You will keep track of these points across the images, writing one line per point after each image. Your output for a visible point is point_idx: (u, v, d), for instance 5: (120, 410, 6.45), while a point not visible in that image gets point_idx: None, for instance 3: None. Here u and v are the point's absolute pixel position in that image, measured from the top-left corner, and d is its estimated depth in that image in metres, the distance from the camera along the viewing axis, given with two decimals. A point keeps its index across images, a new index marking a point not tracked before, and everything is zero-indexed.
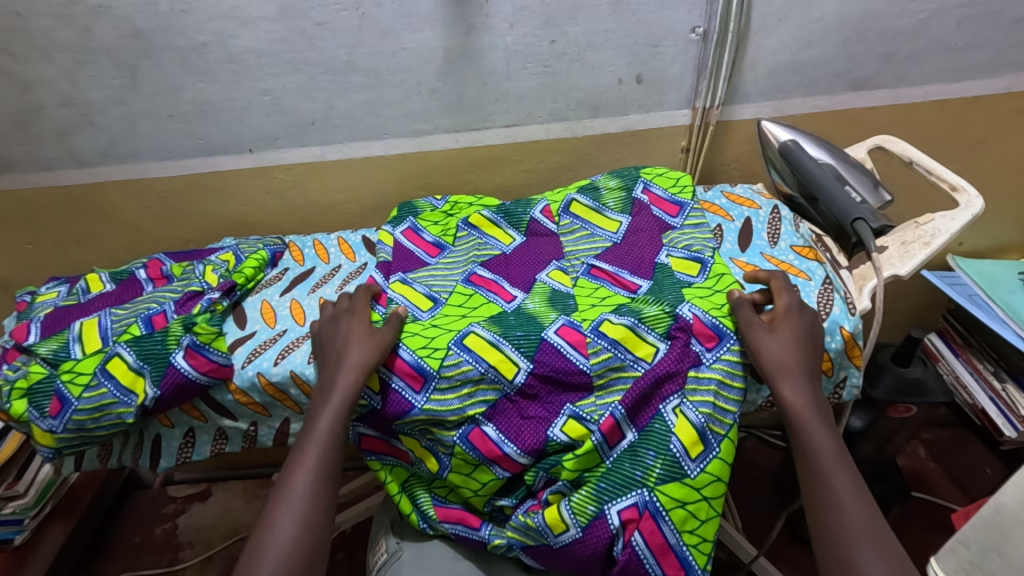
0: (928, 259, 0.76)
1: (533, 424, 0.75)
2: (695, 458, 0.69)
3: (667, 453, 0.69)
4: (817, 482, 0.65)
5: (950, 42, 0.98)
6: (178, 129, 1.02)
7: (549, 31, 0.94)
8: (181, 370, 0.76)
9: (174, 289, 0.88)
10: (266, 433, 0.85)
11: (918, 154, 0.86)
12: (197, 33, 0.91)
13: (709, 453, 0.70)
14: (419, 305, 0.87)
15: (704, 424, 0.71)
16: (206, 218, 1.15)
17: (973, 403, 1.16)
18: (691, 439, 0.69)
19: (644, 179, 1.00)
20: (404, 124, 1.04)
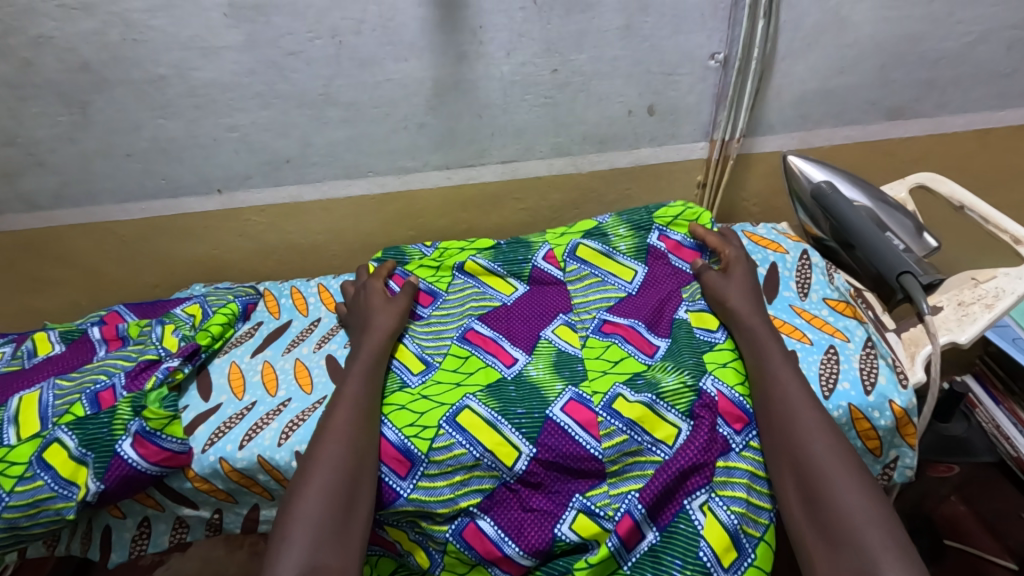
0: (991, 325, 0.66)
1: (536, 519, 0.65)
2: (727, 567, 0.60)
3: (696, 562, 0.59)
4: (789, 429, 0.62)
5: (999, 68, 0.88)
6: (138, 168, 0.92)
7: (551, 60, 0.84)
8: (127, 461, 0.66)
9: (127, 356, 0.78)
10: (232, 521, 0.75)
11: (969, 197, 0.77)
12: (155, 66, 0.82)
13: (743, 561, 0.61)
14: (411, 368, 0.77)
15: (738, 526, 0.62)
16: (174, 262, 1.05)
17: (1017, 456, 1.06)
18: (723, 545, 0.60)
19: (660, 225, 0.89)
20: (390, 161, 0.94)
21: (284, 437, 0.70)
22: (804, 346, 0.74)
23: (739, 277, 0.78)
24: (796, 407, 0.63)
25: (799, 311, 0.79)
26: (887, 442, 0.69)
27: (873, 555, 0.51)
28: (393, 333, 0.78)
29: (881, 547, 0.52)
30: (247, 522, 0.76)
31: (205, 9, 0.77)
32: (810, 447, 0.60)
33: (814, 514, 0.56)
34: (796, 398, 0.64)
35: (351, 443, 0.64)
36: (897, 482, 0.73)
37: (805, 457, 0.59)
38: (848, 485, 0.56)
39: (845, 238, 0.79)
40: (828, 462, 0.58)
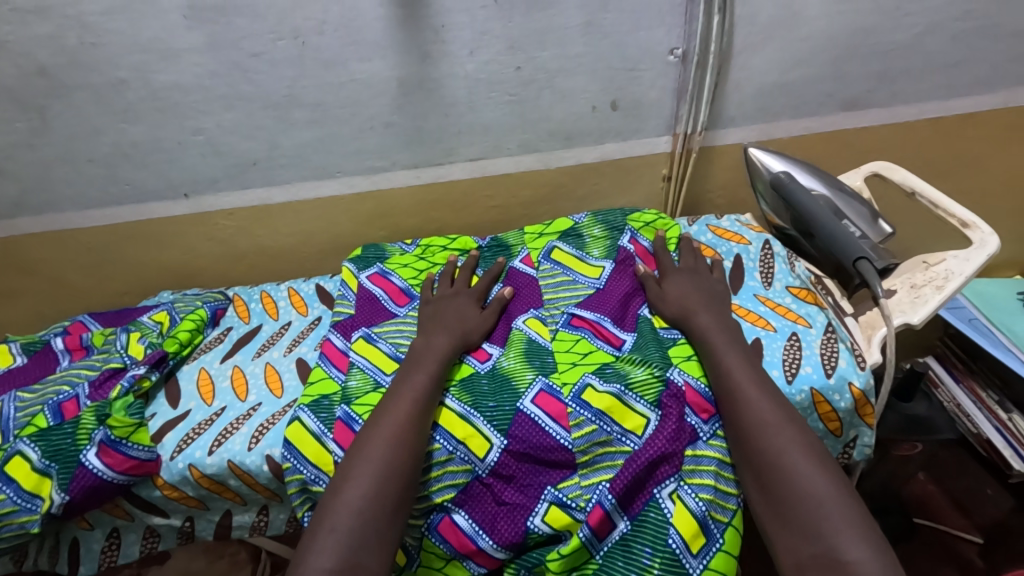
0: (942, 305, 0.69)
1: (509, 513, 0.65)
2: (696, 553, 0.61)
3: (665, 549, 0.60)
4: (747, 422, 0.63)
5: (948, 58, 0.91)
6: (100, 175, 0.91)
7: (515, 57, 0.85)
8: (92, 470, 0.64)
9: (91, 366, 0.76)
10: (205, 528, 0.75)
11: (920, 183, 0.79)
12: (114, 69, 0.80)
13: (711, 546, 0.62)
14: (383, 368, 0.75)
15: (705, 512, 0.63)
16: (142, 269, 1.03)
17: (977, 433, 1.09)
18: (691, 531, 0.61)
19: (632, 228, 0.90)
20: (358, 161, 0.94)
21: (254, 442, 0.70)
22: (768, 333, 0.76)
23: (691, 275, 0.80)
24: (751, 397, 0.64)
25: (763, 300, 0.80)
26: (848, 424, 0.72)
27: (834, 540, 0.53)
28: (456, 333, 0.75)
29: (841, 531, 0.54)
30: (220, 530, 0.75)
31: (164, 11, 0.76)
32: (767, 435, 0.61)
33: (774, 502, 0.58)
34: (754, 386, 0.65)
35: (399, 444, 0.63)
36: (858, 461, 0.76)
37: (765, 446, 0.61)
38: (807, 470, 0.58)
39: (803, 227, 0.81)
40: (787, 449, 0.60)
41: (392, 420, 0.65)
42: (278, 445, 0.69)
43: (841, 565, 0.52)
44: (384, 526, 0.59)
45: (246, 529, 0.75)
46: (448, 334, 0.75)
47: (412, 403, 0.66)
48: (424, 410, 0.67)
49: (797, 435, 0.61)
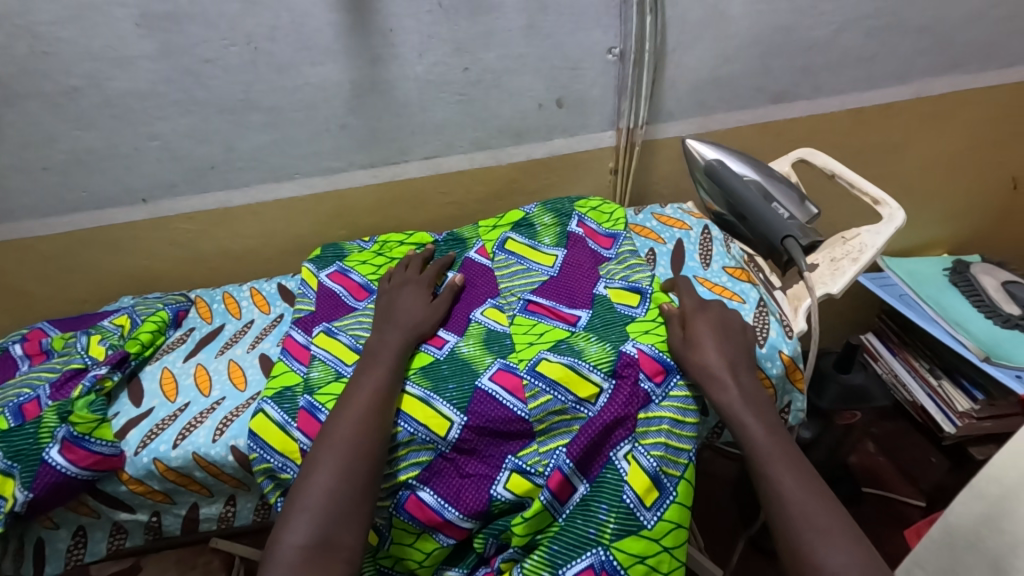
0: (857, 275, 0.75)
1: (472, 484, 0.69)
2: (650, 506, 0.65)
3: (620, 505, 0.65)
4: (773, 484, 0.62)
5: (862, 53, 1.00)
6: (55, 182, 0.92)
7: (462, 59, 0.89)
8: (55, 467, 0.66)
9: (51, 369, 0.77)
10: (172, 522, 0.77)
11: (839, 165, 0.85)
12: (66, 77, 0.82)
13: (665, 499, 0.66)
14: (343, 358, 0.78)
15: (658, 469, 0.67)
16: (101, 276, 1.04)
17: (914, 400, 1.18)
18: (645, 486, 0.66)
19: (579, 213, 0.94)
20: (315, 162, 0.97)
21: (218, 433, 0.72)
22: None
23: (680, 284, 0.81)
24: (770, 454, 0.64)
25: (702, 280, 0.85)
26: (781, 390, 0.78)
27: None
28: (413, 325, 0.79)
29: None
30: (186, 523, 0.77)
31: (115, 20, 0.78)
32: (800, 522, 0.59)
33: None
34: (768, 442, 0.65)
35: (363, 425, 0.67)
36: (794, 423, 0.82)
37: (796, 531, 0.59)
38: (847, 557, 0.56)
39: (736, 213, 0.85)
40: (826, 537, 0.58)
41: (352, 404, 0.69)
42: (243, 436, 0.72)
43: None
44: (351, 504, 0.62)
45: (214, 521, 0.78)
46: (399, 329, 0.78)
47: (372, 387, 0.70)
48: (384, 396, 0.70)
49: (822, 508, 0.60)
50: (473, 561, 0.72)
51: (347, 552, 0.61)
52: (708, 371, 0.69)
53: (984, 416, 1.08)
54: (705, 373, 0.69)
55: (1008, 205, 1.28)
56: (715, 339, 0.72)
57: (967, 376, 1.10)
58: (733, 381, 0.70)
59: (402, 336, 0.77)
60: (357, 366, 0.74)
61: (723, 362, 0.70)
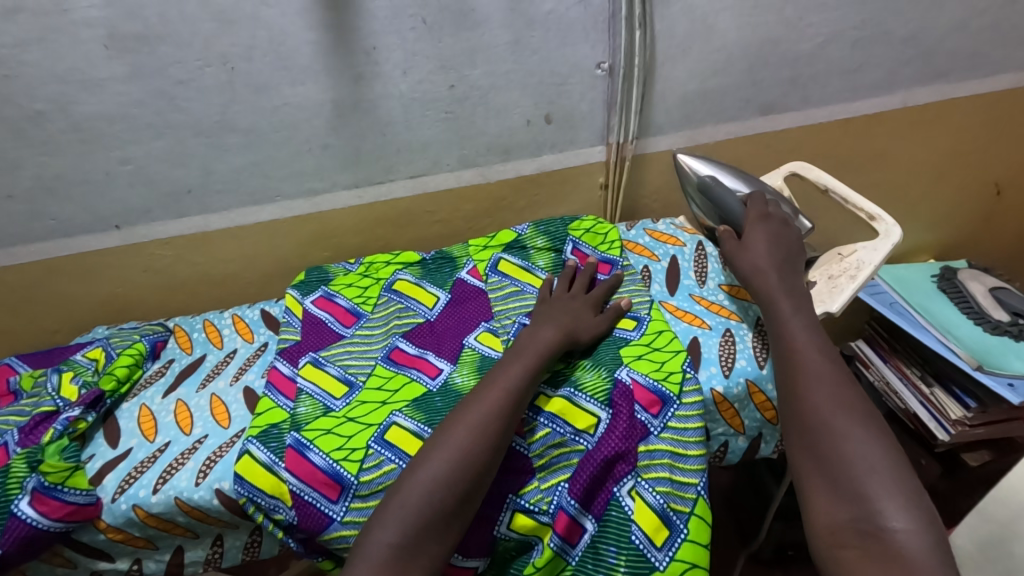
0: (856, 292, 0.74)
1: (474, 527, 0.66)
2: (660, 546, 0.64)
3: (629, 546, 0.63)
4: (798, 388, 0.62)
5: (849, 64, 1.00)
6: (21, 210, 0.87)
7: (447, 76, 0.87)
8: (25, 520, 0.61)
9: (19, 411, 0.73)
10: (153, 569, 0.72)
11: (833, 180, 0.85)
12: (30, 101, 0.78)
13: (676, 538, 0.64)
14: (332, 392, 0.75)
15: (665, 505, 0.65)
16: (74, 306, 0.99)
17: (905, 408, 1.18)
18: (654, 525, 0.64)
19: (574, 238, 0.92)
20: (297, 184, 0.93)
21: (202, 476, 0.69)
22: (704, 331, 0.79)
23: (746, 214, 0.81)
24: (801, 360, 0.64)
25: (698, 299, 0.84)
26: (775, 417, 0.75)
27: (877, 505, 0.51)
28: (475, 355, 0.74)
29: (889, 502, 0.51)
30: (171, 568, 0.73)
31: (81, 41, 0.74)
32: (822, 409, 0.59)
33: (822, 469, 0.55)
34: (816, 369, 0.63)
35: None
36: None
37: (814, 417, 0.59)
38: (862, 446, 0.55)
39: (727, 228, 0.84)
40: (846, 421, 0.57)
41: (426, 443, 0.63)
42: (228, 479, 0.68)
43: (886, 533, 0.50)
44: None
45: (199, 564, 0.74)
46: None
47: None
48: None
49: (850, 411, 0.58)
50: None
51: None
52: (755, 270, 0.74)
53: (977, 424, 1.08)
54: (754, 270, 0.74)
55: (991, 212, 1.30)
56: (767, 244, 0.75)
57: (958, 385, 1.10)
58: (781, 275, 0.73)
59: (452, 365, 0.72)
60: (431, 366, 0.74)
61: (773, 262, 0.74)
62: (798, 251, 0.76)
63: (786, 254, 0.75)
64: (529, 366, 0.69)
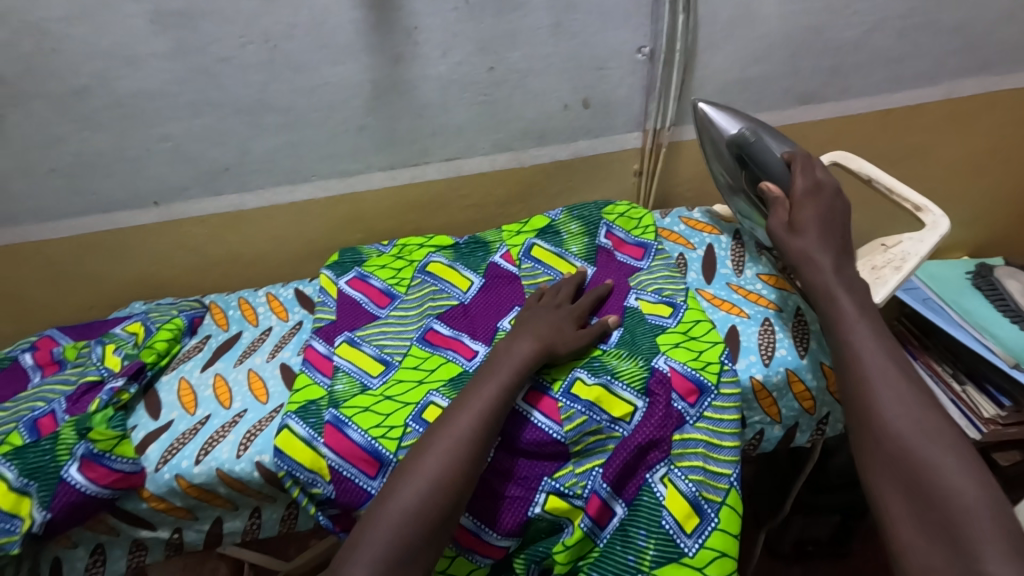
0: (901, 284, 0.73)
1: (509, 506, 0.66)
2: (691, 533, 0.63)
3: (659, 530, 0.63)
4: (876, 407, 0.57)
5: (892, 54, 0.98)
6: (62, 185, 0.88)
7: (486, 58, 0.86)
8: (74, 486, 0.63)
9: (65, 380, 0.74)
10: (195, 538, 0.74)
11: (876, 170, 0.84)
12: (75, 76, 0.78)
13: (706, 526, 0.64)
14: (369, 371, 0.76)
15: (696, 494, 0.65)
16: (109, 282, 1.01)
17: None
18: (685, 512, 0.64)
19: (608, 221, 0.91)
20: (332, 164, 0.94)
21: (242, 448, 0.70)
22: (742, 320, 0.78)
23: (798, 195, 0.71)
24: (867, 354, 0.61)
25: (735, 288, 0.83)
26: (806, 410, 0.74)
27: (982, 553, 0.47)
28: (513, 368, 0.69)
29: (992, 549, 0.47)
30: (210, 538, 0.74)
31: (128, 17, 0.74)
32: (905, 436, 0.54)
33: (910, 504, 0.52)
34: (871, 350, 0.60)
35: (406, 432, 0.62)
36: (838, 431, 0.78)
37: (894, 444, 0.54)
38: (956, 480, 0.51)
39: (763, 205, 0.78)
40: (938, 455, 0.52)
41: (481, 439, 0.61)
42: (268, 451, 0.69)
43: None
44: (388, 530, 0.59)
45: (238, 534, 0.75)
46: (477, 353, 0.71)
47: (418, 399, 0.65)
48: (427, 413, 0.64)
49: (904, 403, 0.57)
50: None
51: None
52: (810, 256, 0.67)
53: (1009, 423, 1.06)
54: (806, 258, 0.67)
55: None
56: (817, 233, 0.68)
57: (993, 383, 1.09)
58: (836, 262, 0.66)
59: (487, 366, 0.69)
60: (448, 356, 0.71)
61: (828, 248, 0.67)
62: (849, 235, 0.69)
63: (840, 243, 0.68)
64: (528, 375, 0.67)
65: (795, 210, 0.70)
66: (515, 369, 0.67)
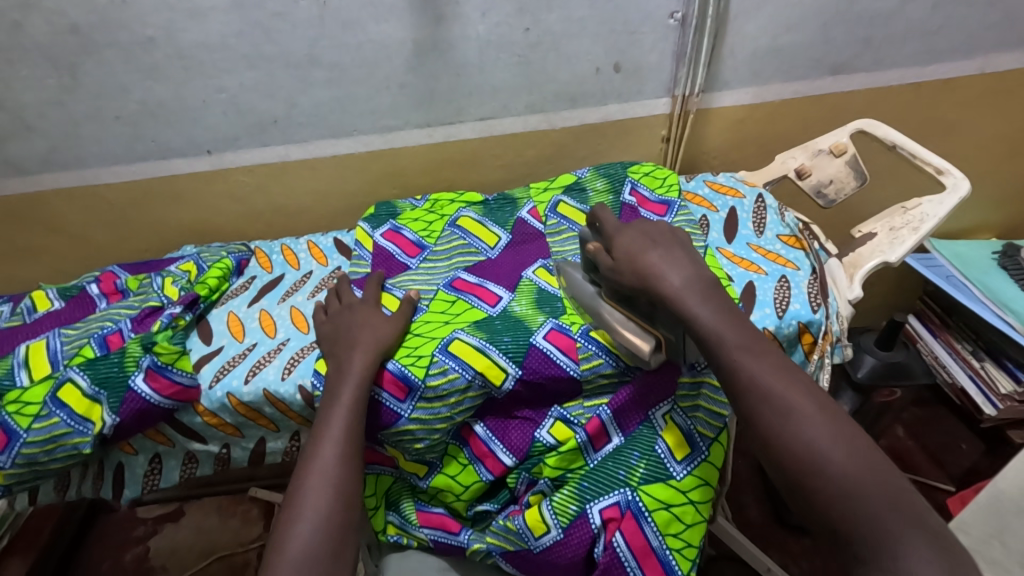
0: (918, 243, 0.78)
1: (519, 424, 0.74)
2: (680, 460, 0.68)
3: (652, 454, 0.68)
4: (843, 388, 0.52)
5: (927, 25, 0.98)
6: (126, 132, 0.95)
7: (524, 20, 0.90)
8: (142, 395, 0.71)
9: (130, 306, 0.82)
10: (240, 455, 0.81)
11: (900, 137, 0.86)
12: (142, 27, 0.84)
13: (696, 456, 0.68)
14: (387, 305, 0.81)
15: (691, 427, 0.70)
16: (164, 227, 1.08)
17: (953, 383, 1.18)
18: (677, 442, 0.69)
19: (632, 179, 0.94)
20: (372, 121, 0.99)
21: (287, 372, 0.76)
22: (760, 276, 0.80)
23: (624, 238, 0.66)
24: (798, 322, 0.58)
25: (755, 248, 0.84)
26: (817, 368, 0.75)
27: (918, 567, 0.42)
28: (385, 350, 0.72)
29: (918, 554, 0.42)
30: (254, 455, 0.82)
31: None
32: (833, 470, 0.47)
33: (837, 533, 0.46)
34: None
35: (355, 387, 0.68)
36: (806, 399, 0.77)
37: (820, 478, 0.47)
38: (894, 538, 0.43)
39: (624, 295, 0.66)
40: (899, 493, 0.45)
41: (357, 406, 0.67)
42: (309, 375, 0.75)
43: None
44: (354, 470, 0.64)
45: (278, 454, 0.83)
46: (363, 348, 0.71)
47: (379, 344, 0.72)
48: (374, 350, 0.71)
49: None
50: (505, 497, 0.76)
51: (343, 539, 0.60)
52: (647, 274, 0.61)
53: None
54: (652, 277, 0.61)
55: None
56: (641, 248, 0.64)
57: (1010, 358, 1.10)
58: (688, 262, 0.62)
59: (362, 347, 0.72)
60: (336, 347, 0.74)
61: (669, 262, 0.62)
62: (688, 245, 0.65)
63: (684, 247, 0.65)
64: (369, 353, 0.71)
65: (613, 244, 0.66)
66: (359, 369, 0.69)
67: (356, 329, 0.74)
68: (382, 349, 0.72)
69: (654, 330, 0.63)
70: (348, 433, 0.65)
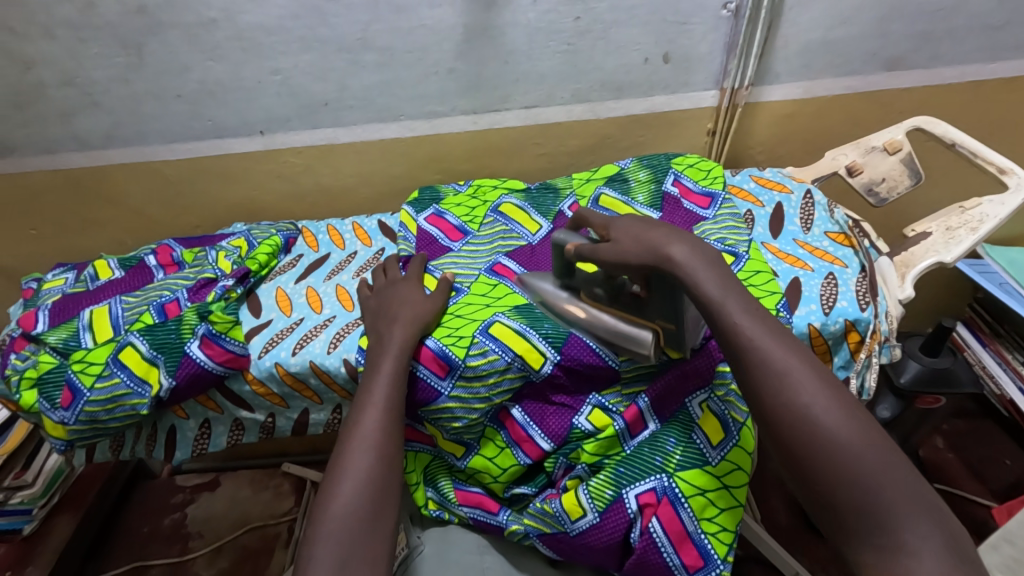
0: (976, 244, 0.75)
1: (557, 411, 0.75)
2: (716, 445, 0.68)
3: (688, 443, 0.68)
4: None
5: (993, 21, 0.94)
6: (185, 110, 0.99)
7: (574, 8, 0.90)
8: (197, 360, 0.74)
9: (186, 277, 0.86)
10: (284, 425, 0.84)
11: (960, 135, 0.84)
12: (206, 9, 0.87)
13: (729, 441, 0.68)
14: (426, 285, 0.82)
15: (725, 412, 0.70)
16: (215, 205, 1.12)
17: (1001, 393, 1.14)
18: (713, 428, 0.69)
19: (675, 171, 0.93)
20: (419, 105, 1.00)
21: (332, 347, 0.78)
22: (806, 273, 0.78)
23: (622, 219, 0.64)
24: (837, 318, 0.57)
25: (802, 244, 0.83)
26: (863, 367, 0.74)
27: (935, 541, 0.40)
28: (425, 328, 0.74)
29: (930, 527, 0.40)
30: (297, 425, 0.85)
31: None
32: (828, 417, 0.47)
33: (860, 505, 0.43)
34: None
35: (397, 363, 0.70)
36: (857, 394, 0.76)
37: None
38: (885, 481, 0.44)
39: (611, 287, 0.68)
40: None
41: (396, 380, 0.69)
42: (353, 351, 0.77)
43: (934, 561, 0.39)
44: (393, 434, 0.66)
45: (321, 425, 0.85)
46: (404, 325, 0.73)
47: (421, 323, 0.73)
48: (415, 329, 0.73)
49: None
50: (541, 481, 0.77)
51: (384, 497, 0.61)
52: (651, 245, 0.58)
53: None
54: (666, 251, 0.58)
55: None
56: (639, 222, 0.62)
57: None
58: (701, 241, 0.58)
59: (405, 324, 0.73)
60: (376, 326, 0.75)
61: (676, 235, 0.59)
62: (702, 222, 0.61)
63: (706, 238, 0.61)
64: (411, 331, 0.72)
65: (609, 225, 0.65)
66: (400, 346, 0.71)
67: (399, 307, 0.76)
68: (422, 326, 0.74)
69: (648, 322, 0.65)
70: (390, 404, 0.67)
